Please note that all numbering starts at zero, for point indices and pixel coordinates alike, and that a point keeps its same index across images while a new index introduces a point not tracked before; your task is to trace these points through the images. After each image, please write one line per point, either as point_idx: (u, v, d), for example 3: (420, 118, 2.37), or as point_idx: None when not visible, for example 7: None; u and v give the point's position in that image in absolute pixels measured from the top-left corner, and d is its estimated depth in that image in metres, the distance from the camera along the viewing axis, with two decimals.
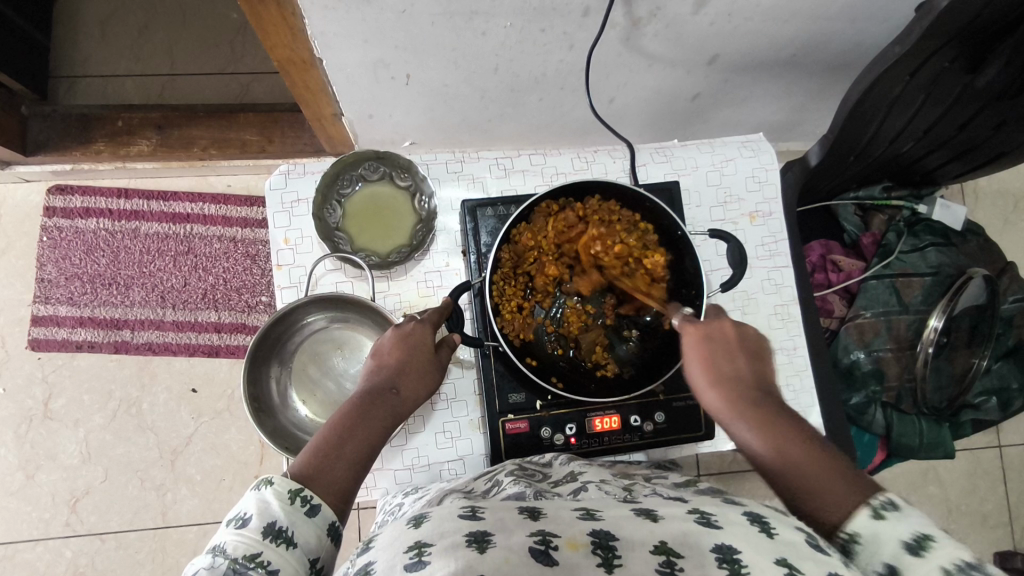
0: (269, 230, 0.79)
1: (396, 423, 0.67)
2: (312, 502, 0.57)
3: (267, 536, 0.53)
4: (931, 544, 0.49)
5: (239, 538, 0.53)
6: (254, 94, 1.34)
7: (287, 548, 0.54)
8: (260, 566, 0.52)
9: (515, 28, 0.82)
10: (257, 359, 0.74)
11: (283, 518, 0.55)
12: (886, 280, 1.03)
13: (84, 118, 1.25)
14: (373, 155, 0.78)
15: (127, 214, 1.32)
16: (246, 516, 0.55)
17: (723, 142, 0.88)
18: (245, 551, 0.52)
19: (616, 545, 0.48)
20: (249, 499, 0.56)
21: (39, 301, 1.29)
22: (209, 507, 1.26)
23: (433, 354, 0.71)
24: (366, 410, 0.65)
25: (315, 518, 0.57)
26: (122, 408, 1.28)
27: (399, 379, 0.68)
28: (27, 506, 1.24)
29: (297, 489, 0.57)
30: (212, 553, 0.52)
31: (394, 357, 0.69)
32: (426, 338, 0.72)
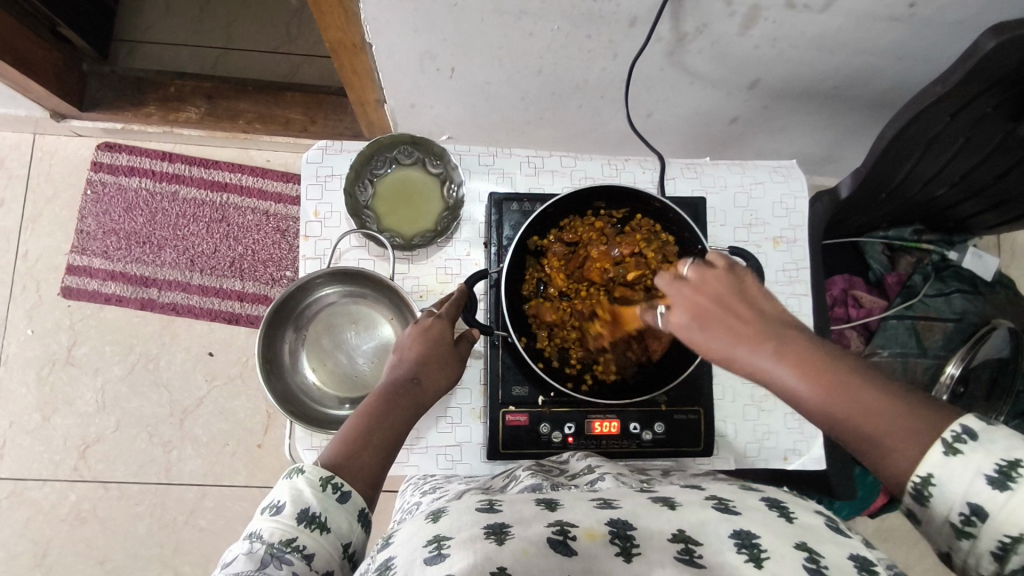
0: (301, 201, 0.79)
1: (418, 412, 0.69)
2: (342, 490, 0.59)
3: (301, 522, 0.56)
4: (1019, 471, 0.46)
5: (275, 524, 0.55)
6: (302, 75, 1.38)
7: (321, 533, 0.56)
8: (296, 551, 0.54)
9: (562, 32, 0.84)
10: (271, 325, 0.73)
11: (316, 504, 0.57)
12: (907, 321, 1.02)
13: (139, 81, 1.30)
14: (408, 140, 0.77)
15: (168, 178, 1.36)
16: (281, 503, 0.57)
17: (755, 164, 0.85)
18: (282, 536, 0.55)
19: (634, 534, 0.48)
20: (282, 487, 0.59)
21: (75, 251, 1.34)
22: (212, 469, 1.30)
23: (453, 347, 0.72)
24: (391, 401, 0.67)
25: (346, 505, 0.59)
26: (141, 362, 1.31)
27: (421, 370, 0.70)
28: (40, 446, 1.28)
29: (327, 477, 0.59)
30: (250, 538, 0.55)
31: (414, 349, 0.71)
32: (446, 331, 0.73)
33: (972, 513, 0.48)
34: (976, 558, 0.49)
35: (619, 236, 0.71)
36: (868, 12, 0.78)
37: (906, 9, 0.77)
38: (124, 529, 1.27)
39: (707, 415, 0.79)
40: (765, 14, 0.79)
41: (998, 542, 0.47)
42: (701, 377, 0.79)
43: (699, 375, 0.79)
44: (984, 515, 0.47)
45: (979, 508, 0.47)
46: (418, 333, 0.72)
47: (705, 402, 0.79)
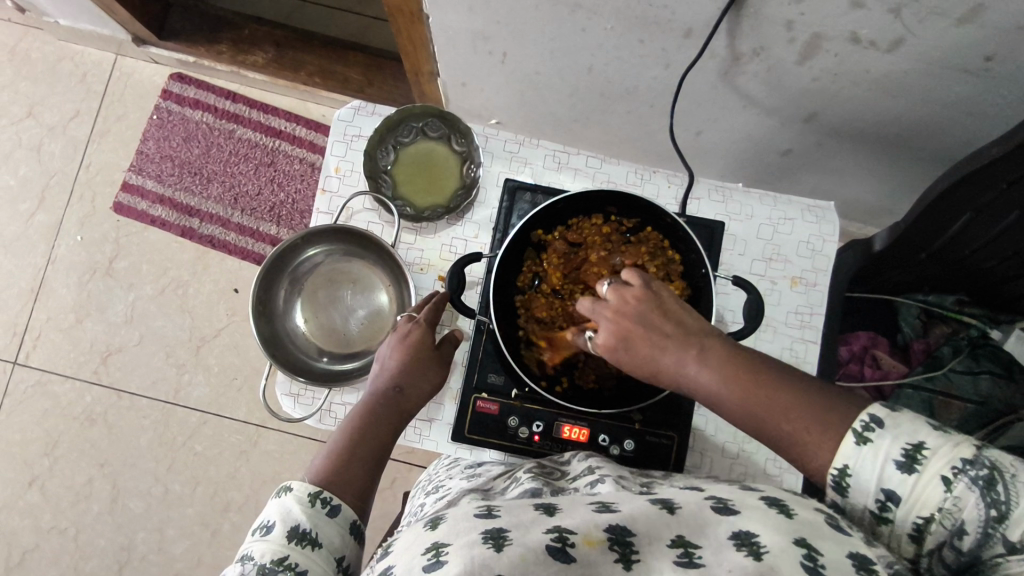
0: (325, 155, 0.80)
1: (401, 421, 0.69)
2: (331, 504, 0.58)
3: (292, 539, 0.54)
4: (925, 453, 0.46)
5: (266, 544, 0.53)
6: (370, 38, 1.37)
7: (312, 549, 0.54)
8: (289, 569, 0.52)
9: (615, 33, 0.82)
10: (269, 271, 0.75)
11: (306, 522, 0.55)
12: (923, 393, 0.97)
13: (217, 20, 1.35)
14: (438, 113, 0.78)
15: (228, 116, 1.42)
16: (271, 523, 0.55)
17: (789, 199, 0.81)
18: (273, 556, 0.53)
19: (633, 539, 0.45)
20: (271, 507, 0.57)
21: (132, 170, 1.41)
22: (216, 399, 1.35)
23: (437, 355, 0.73)
24: (376, 414, 0.67)
25: (337, 518, 0.58)
26: (172, 285, 1.38)
27: (404, 383, 0.70)
28: (69, 345, 1.37)
29: (315, 492, 0.58)
30: (242, 561, 0.53)
31: (397, 360, 0.71)
32: (426, 341, 0.73)
33: (887, 501, 0.47)
34: (896, 541, 0.48)
35: (625, 245, 0.69)
36: (939, 60, 0.73)
37: (983, 62, 0.72)
38: (128, 438, 1.35)
39: (681, 442, 0.75)
40: (826, 46, 0.75)
41: (914, 523, 0.46)
42: (680, 401, 0.75)
43: (677, 397, 0.76)
44: (898, 501, 0.46)
45: (892, 494, 0.46)
46: (399, 343, 0.73)
47: (680, 428, 0.75)
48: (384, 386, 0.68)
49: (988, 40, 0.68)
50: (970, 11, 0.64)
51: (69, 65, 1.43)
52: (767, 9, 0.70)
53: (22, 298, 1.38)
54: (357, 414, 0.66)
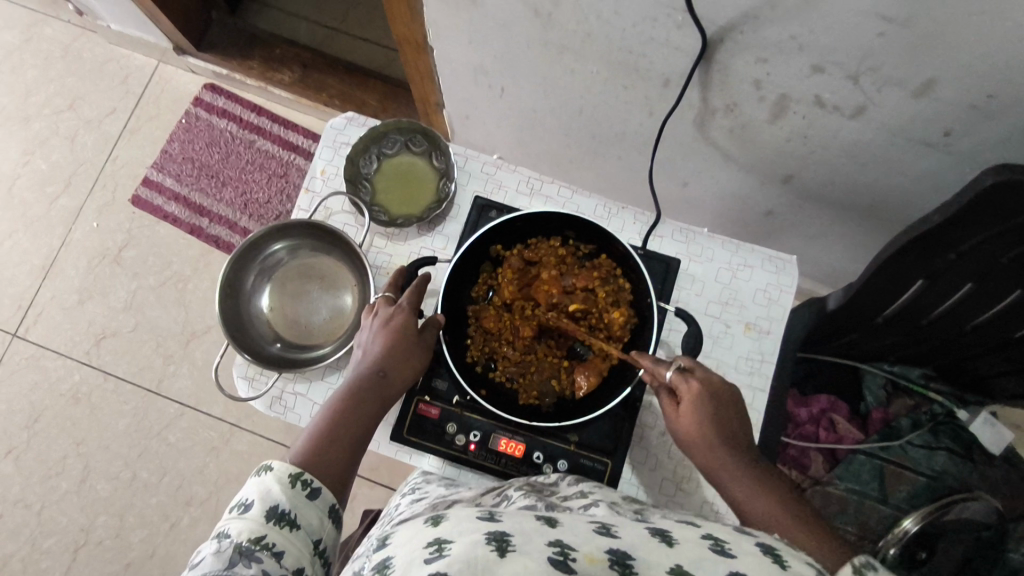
0: (313, 158, 0.85)
1: (383, 406, 0.68)
2: (313, 486, 0.59)
3: (271, 519, 0.54)
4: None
5: (243, 523, 0.53)
6: (393, 70, 1.47)
7: (290, 530, 0.55)
8: (266, 549, 0.52)
9: (600, 78, 0.87)
10: (241, 253, 0.80)
11: (286, 502, 0.56)
12: (875, 461, 0.99)
13: (253, 39, 1.46)
14: (422, 130, 0.83)
15: (252, 128, 1.50)
16: (251, 502, 0.55)
17: (750, 247, 0.83)
18: (251, 535, 0.52)
19: (634, 565, 0.42)
20: (250, 486, 0.57)
21: (155, 168, 1.49)
22: (196, 392, 1.39)
23: (423, 339, 0.71)
24: (359, 399, 0.66)
25: (316, 501, 0.58)
26: (172, 279, 1.44)
27: (388, 367, 0.68)
28: (68, 323, 1.42)
29: (297, 473, 0.58)
30: (218, 539, 0.53)
31: (380, 344, 0.69)
32: (412, 324, 0.71)
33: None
34: None
35: (578, 268, 0.72)
36: (900, 130, 0.76)
37: (942, 135, 0.74)
38: (107, 421, 1.38)
39: (614, 469, 0.74)
40: (794, 107, 0.78)
41: None
42: (618, 427, 0.75)
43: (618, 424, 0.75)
44: None
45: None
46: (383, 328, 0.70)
47: (616, 455, 0.75)
48: (365, 370, 0.67)
49: (942, 114, 0.71)
50: (923, 84, 0.67)
51: (114, 67, 1.55)
52: (734, 65, 0.74)
53: (33, 275, 1.45)
54: (339, 399, 0.66)
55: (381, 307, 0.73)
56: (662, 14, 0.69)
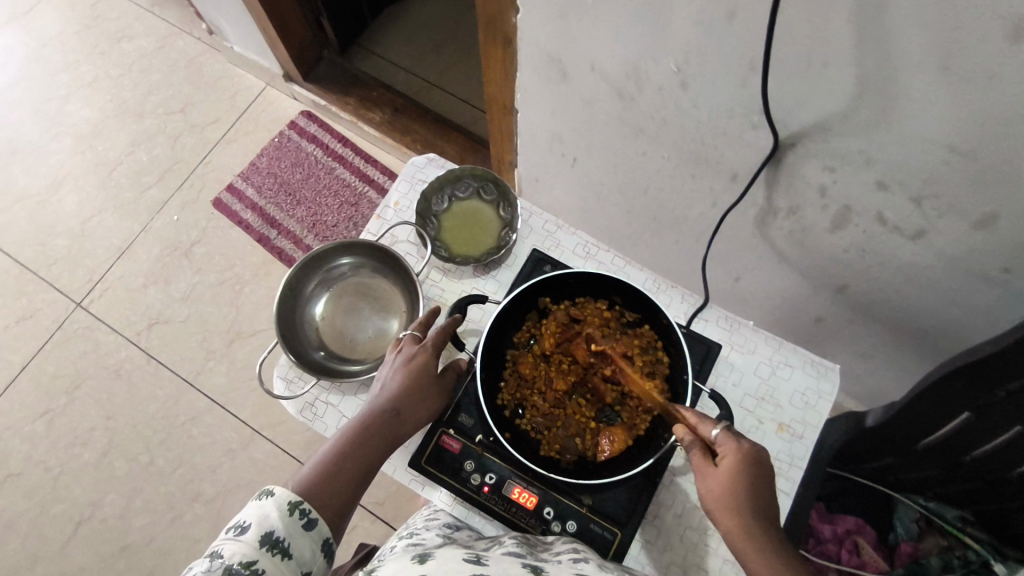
0: (390, 189, 0.91)
1: (394, 443, 0.71)
2: (309, 517, 0.62)
3: (264, 545, 0.58)
4: None
5: (237, 545, 0.58)
6: (476, 127, 1.57)
7: (281, 558, 0.58)
8: (255, 575, 0.56)
9: (669, 164, 0.92)
10: (312, 257, 0.85)
11: (281, 530, 0.60)
12: None
13: (355, 79, 1.59)
14: (495, 180, 0.89)
15: (336, 157, 1.61)
16: (247, 525, 0.59)
17: (793, 347, 0.83)
18: (242, 558, 0.56)
19: None
20: (251, 508, 0.61)
21: (240, 177, 1.61)
22: (227, 392, 1.43)
23: (435, 383, 0.74)
24: (369, 432, 0.69)
25: (311, 532, 0.62)
26: (232, 280, 1.52)
27: (401, 405, 0.71)
28: (128, 303, 1.51)
29: (297, 502, 0.62)
30: (210, 558, 0.56)
31: (398, 381, 0.72)
32: (429, 366, 0.74)
33: None
34: None
35: (619, 334, 0.74)
36: (959, 261, 0.76)
37: (1002, 272, 0.74)
38: (139, 403, 1.43)
39: (623, 542, 0.72)
40: (855, 219, 0.80)
41: None
42: (634, 500, 0.73)
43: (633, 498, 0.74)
44: None
45: None
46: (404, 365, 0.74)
47: (626, 528, 0.73)
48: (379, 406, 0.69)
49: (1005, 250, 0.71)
50: (985, 218, 0.68)
51: (227, 83, 1.70)
52: (800, 170, 0.77)
53: (109, 253, 1.55)
54: (349, 432, 0.68)
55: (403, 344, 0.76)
56: (737, 113, 0.74)
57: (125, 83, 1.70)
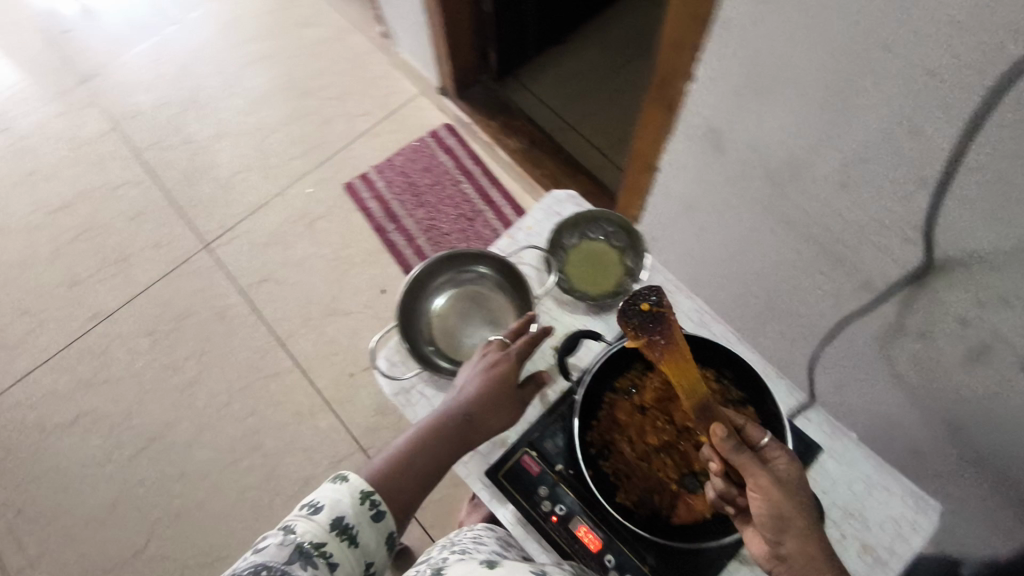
0: (526, 214, 0.96)
1: (464, 445, 0.76)
2: (378, 509, 0.67)
3: (334, 529, 0.63)
4: None
5: (310, 523, 0.62)
6: (602, 176, 1.60)
7: (348, 544, 0.63)
8: (324, 556, 0.61)
9: (794, 261, 0.88)
10: (453, 253, 0.90)
11: (351, 518, 0.65)
12: None
13: (503, 105, 1.67)
14: (630, 230, 0.90)
15: (465, 171, 1.69)
16: (321, 506, 0.64)
17: (895, 474, 0.80)
18: (314, 538, 0.61)
19: None
20: (323, 491, 0.66)
21: (374, 168, 1.72)
22: (312, 360, 1.52)
23: (513, 395, 0.78)
24: (443, 431, 0.75)
25: (378, 523, 0.67)
26: (343, 260, 1.62)
27: (476, 413, 0.76)
28: (248, 257, 1.64)
29: (367, 493, 0.67)
30: (284, 531, 0.61)
31: (476, 386, 0.77)
32: (510, 379, 0.78)
33: None
34: None
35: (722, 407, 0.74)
36: None
37: None
38: (234, 348, 1.55)
39: None
40: None
41: None
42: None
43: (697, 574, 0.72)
44: None
45: None
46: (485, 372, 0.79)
47: None
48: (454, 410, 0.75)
49: None
50: None
51: (386, 82, 1.83)
52: None
53: (244, 208, 1.70)
54: (425, 430, 0.75)
55: (491, 348, 0.81)
56: (891, 226, 0.69)
57: (299, 63, 1.87)
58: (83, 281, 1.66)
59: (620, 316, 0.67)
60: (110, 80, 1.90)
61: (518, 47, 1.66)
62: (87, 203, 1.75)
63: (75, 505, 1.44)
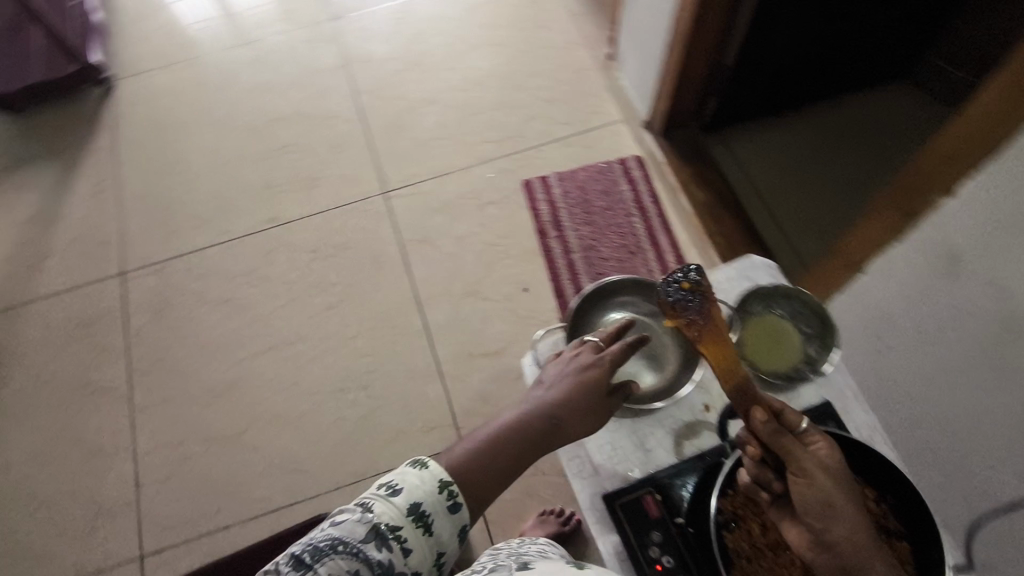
0: (719, 268, 0.97)
1: (543, 449, 0.80)
2: (455, 500, 0.71)
3: (410, 514, 0.68)
4: None
5: (389, 505, 0.67)
6: (779, 255, 1.51)
7: (421, 530, 0.68)
8: (398, 540, 0.66)
9: (1002, 418, 0.78)
10: (645, 282, 1.06)
11: (428, 505, 0.69)
12: None
13: (705, 157, 1.67)
14: (822, 321, 0.86)
15: (641, 207, 1.68)
16: (399, 489, 0.69)
17: None
18: (389, 521, 0.66)
19: None
20: (404, 472, 0.71)
21: (556, 175, 1.76)
22: (440, 329, 1.59)
23: (603, 400, 0.83)
24: (527, 432, 0.79)
25: (455, 513, 0.71)
26: (498, 249, 1.67)
27: (563, 415, 0.81)
28: (417, 216, 1.74)
29: (446, 482, 0.70)
30: (363, 510, 0.67)
31: (563, 395, 0.82)
32: (599, 386, 0.84)
33: None
34: None
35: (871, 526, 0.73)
36: None
37: None
38: (376, 291, 1.65)
39: None
40: None
41: None
42: None
43: None
44: None
45: None
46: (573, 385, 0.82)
47: None
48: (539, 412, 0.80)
49: None
50: None
51: (595, 100, 1.87)
52: None
53: (429, 172, 1.80)
54: (509, 427, 0.79)
55: (585, 351, 0.88)
56: None
57: (522, 59, 1.97)
58: (276, 187, 1.83)
59: (662, 295, 0.76)
60: (358, 24, 2.10)
61: (734, 107, 1.61)
62: (301, 121, 1.94)
63: (201, 373, 1.59)
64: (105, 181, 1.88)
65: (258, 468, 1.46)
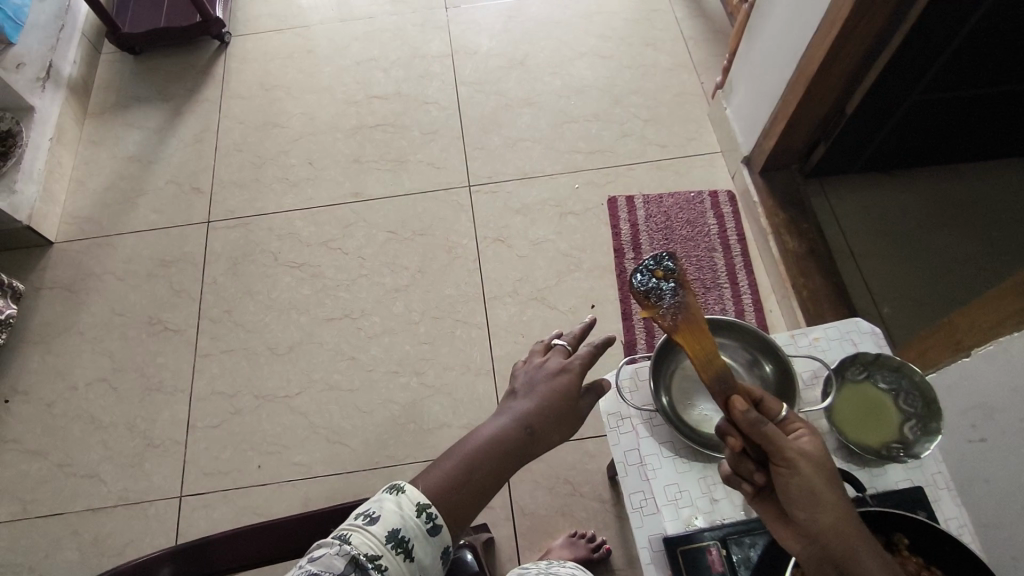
0: (823, 327, 1.00)
1: (521, 458, 0.84)
2: (434, 523, 0.71)
3: (388, 541, 0.67)
4: None
5: (367, 535, 0.66)
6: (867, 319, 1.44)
7: (402, 556, 0.67)
8: (378, 567, 0.64)
9: None
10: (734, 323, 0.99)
11: (407, 531, 0.68)
12: None
13: (801, 203, 1.59)
14: (926, 401, 0.87)
15: (725, 243, 1.65)
16: (376, 517, 0.68)
17: None
18: (368, 550, 0.65)
19: None
20: (377, 503, 0.70)
21: (642, 197, 1.73)
22: (500, 329, 1.57)
23: (574, 404, 0.88)
24: (501, 446, 0.82)
25: (435, 536, 0.70)
26: (572, 260, 1.65)
27: (536, 424, 0.85)
28: (496, 214, 1.74)
29: (423, 505, 0.71)
30: (340, 541, 0.66)
31: (533, 404, 0.86)
32: (569, 391, 0.89)
33: None
34: None
35: None
36: None
37: None
38: (445, 282, 1.65)
39: None
40: None
41: None
42: None
43: None
44: None
45: None
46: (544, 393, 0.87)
47: None
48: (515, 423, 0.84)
49: None
50: None
51: (695, 127, 1.83)
52: None
53: (515, 172, 1.80)
54: (485, 443, 0.82)
55: (553, 357, 0.92)
56: None
57: (627, 75, 1.94)
58: (365, 163, 1.87)
59: (638, 288, 0.79)
60: (471, 16, 2.11)
61: (846, 158, 1.53)
62: (400, 103, 1.96)
63: (265, 331, 1.63)
64: (205, 131, 1.96)
65: (303, 432, 1.49)
